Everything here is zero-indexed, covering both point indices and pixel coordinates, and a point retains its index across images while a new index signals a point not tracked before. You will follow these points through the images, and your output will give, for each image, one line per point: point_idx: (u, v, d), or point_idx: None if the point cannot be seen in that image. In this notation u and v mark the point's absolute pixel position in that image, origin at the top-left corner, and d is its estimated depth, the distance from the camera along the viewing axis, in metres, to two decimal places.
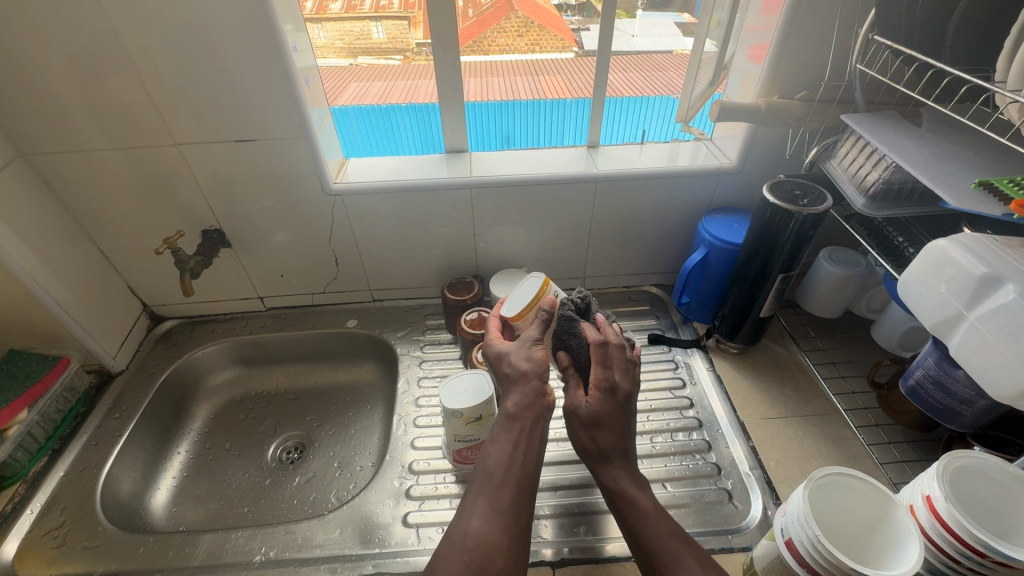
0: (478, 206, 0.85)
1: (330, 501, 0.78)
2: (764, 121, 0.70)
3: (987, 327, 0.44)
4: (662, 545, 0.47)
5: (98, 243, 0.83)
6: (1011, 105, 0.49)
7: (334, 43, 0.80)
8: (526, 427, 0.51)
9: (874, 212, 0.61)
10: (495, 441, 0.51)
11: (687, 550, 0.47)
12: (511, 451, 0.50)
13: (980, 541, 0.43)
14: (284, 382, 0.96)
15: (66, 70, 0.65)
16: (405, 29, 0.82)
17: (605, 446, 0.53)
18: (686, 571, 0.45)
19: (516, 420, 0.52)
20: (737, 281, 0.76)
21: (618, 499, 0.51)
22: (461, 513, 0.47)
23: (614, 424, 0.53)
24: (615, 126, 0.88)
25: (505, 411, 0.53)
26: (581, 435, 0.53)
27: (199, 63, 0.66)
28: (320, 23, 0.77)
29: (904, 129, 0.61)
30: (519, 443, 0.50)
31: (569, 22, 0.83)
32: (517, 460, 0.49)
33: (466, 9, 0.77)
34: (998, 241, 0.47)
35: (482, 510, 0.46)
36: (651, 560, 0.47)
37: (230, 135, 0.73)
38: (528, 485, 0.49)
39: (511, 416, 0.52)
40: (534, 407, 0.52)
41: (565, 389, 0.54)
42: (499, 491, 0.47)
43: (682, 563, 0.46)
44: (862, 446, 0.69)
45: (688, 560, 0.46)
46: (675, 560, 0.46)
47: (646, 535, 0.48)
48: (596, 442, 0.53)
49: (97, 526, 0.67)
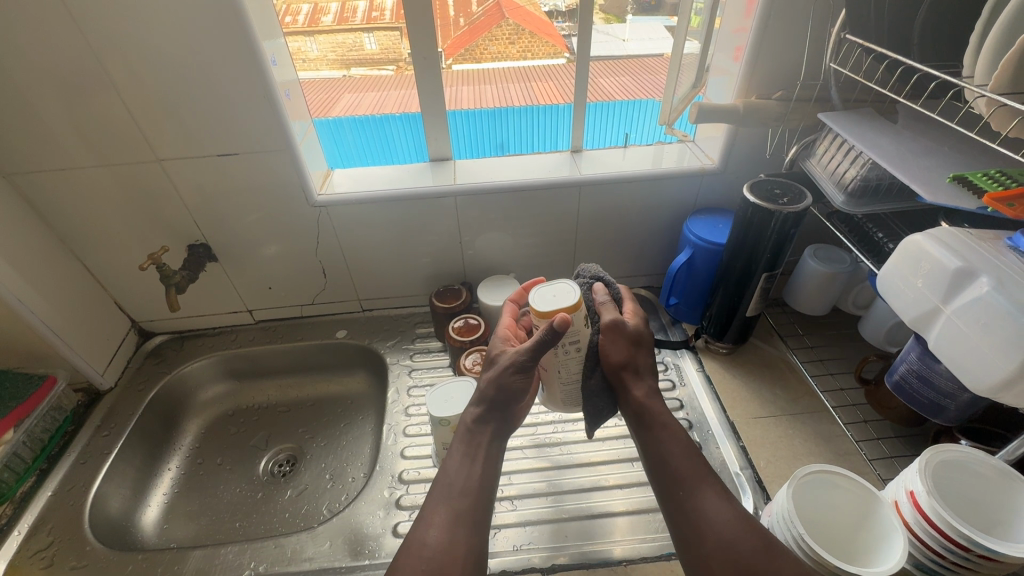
0: (464, 213, 0.85)
1: (322, 513, 0.77)
2: (743, 121, 0.71)
3: (963, 321, 0.44)
4: (689, 473, 0.51)
5: (84, 260, 0.83)
6: (979, 99, 0.49)
7: (326, 55, 0.81)
8: (481, 442, 0.55)
9: (853, 208, 0.61)
10: (455, 454, 0.54)
11: (710, 482, 0.50)
12: (467, 465, 0.53)
13: (961, 535, 0.43)
14: (275, 395, 0.96)
15: (47, 89, 0.65)
16: (396, 39, 0.78)
17: (639, 366, 0.58)
18: (711, 501, 0.48)
19: (475, 435, 0.55)
20: (722, 281, 0.76)
21: (646, 416, 0.56)
22: (421, 521, 0.49)
23: (649, 349, 0.59)
24: (597, 130, 0.89)
25: (466, 424, 0.56)
26: (630, 351, 0.57)
27: (180, 79, 0.67)
28: (312, 36, 0.77)
29: (881, 126, 0.61)
30: (476, 459, 0.53)
31: (560, 27, 0.80)
32: (473, 475, 0.52)
33: (455, 18, 0.77)
34: (972, 235, 0.47)
35: (439, 521, 0.48)
36: (674, 487, 0.51)
37: (211, 149, 0.74)
38: (485, 499, 0.51)
39: (470, 432, 0.55)
40: (491, 424, 0.56)
41: (611, 312, 0.56)
42: (458, 501, 0.50)
43: (704, 494, 0.49)
44: (852, 443, 0.69)
45: (712, 491, 0.49)
46: (699, 491, 0.49)
47: (672, 461, 0.52)
48: (637, 363, 0.57)
49: (85, 545, 0.67)
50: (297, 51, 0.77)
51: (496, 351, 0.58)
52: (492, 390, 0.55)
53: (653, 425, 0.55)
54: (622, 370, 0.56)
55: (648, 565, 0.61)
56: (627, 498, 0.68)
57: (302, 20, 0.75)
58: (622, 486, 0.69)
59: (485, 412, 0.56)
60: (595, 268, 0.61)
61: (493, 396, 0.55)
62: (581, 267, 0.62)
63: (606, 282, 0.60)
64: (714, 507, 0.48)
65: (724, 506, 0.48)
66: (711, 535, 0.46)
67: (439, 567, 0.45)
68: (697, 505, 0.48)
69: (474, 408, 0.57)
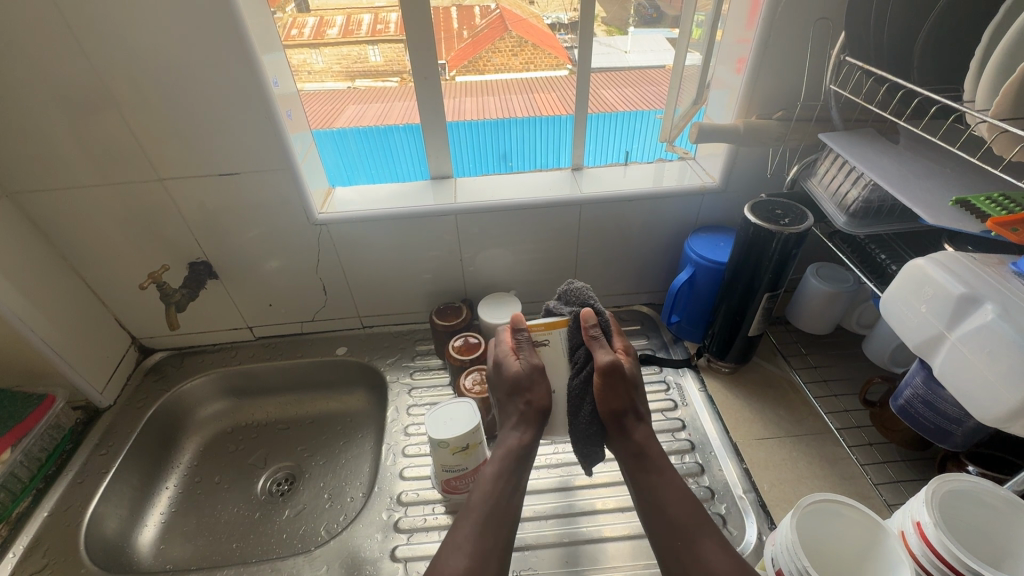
0: (465, 230, 0.85)
1: (320, 534, 0.77)
2: (743, 140, 0.71)
3: (968, 348, 0.44)
4: (689, 524, 0.50)
5: (85, 277, 0.83)
6: (981, 123, 0.49)
7: (331, 67, 0.81)
8: (522, 468, 0.55)
9: (855, 229, 0.60)
10: (491, 477, 0.54)
11: (711, 533, 0.50)
12: (505, 491, 0.53)
13: (969, 569, 0.42)
14: (274, 412, 0.96)
15: (53, 111, 0.66)
16: (401, 51, 0.77)
17: (639, 409, 0.57)
18: (709, 551, 0.48)
19: (517, 462, 0.55)
20: (724, 299, 0.76)
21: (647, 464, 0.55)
22: (452, 548, 0.49)
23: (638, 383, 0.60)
24: (597, 147, 0.90)
25: (511, 447, 0.56)
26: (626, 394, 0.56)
27: (184, 100, 0.67)
28: (317, 49, 0.78)
29: (882, 147, 0.61)
30: (516, 485, 0.54)
31: (560, 40, 0.80)
32: (511, 504, 0.53)
33: (458, 29, 0.78)
34: (976, 261, 0.46)
35: (470, 549, 0.49)
36: (672, 537, 0.50)
37: (214, 168, 0.74)
38: (516, 528, 0.53)
39: (517, 456, 0.56)
40: (533, 448, 0.57)
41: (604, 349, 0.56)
42: (494, 531, 0.50)
43: (703, 545, 0.49)
44: (857, 466, 0.68)
45: (712, 542, 0.49)
46: (699, 542, 0.49)
47: (671, 509, 0.52)
48: (636, 405, 0.57)
49: (80, 567, 0.66)
50: (301, 63, 0.78)
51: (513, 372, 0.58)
52: (541, 407, 0.57)
53: (651, 469, 0.54)
54: (621, 415, 0.56)
55: None
56: (629, 522, 0.67)
57: (308, 32, 0.76)
58: (623, 510, 0.68)
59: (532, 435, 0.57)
60: (587, 290, 0.60)
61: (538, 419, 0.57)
62: (570, 288, 0.60)
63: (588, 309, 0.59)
64: (715, 558, 0.48)
65: (724, 558, 0.48)
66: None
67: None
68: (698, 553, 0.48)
69: (518, 432, 0.57)
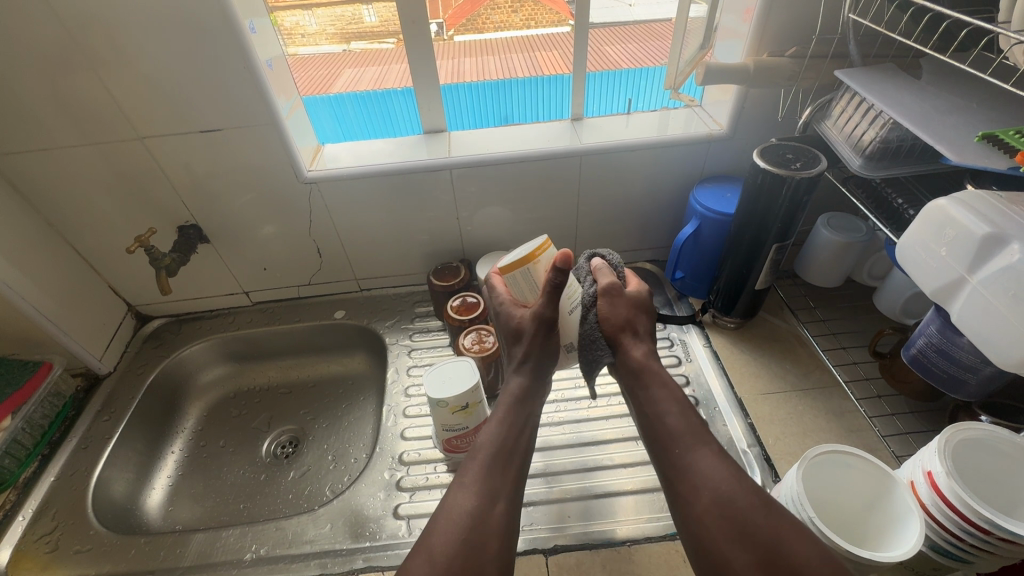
0: (461, 187, 0.81)
1: (325, 494, 0.77)
2: (753, 81, 0.66)
3: (991, 292, 0.41)
4: (686, 433, 0.50)
5: (74, 244, 0.81)
6: (1016, 48, 0.46)
7: (326, 29, 0.78)
8: (529, 410, 0.57)
9: (871, 172, 0.57)
10: (497, 419, 0.55)
11: (707, 444, 0.49)
12: (511, 433, 0.54)
13: (982, 518, 0.41)
14: (276, 376, 0.95)
15: (20, 67, 0.62)
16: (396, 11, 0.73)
17: (639, 328, 0.59)
18: (705, 461, 0.48)
19: (522, 405, 0.57)
20: (730, 252, 0.73)
21: (641, 378, 0.56)
22: (454, 490, 0.49)
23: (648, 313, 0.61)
24: (599, 98, 0.84)
25: (512, 395, 0.57)
26: (629, 310, 0.59)
27: (154, 51, 0.63)
28: (310, 10, 0.74)
29: (903, 83, 0.57)
30: (522, 426, 0.55)
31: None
32: (520, 442, 0.54)
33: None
34: (1003, 198, 0.43)
35: (478, 489, 0.48)
36: (669, 446, 0.50)
37: (194, 125, 0.70)
38: (525, 467, 0.53)
39: (518, 400, 0.57)
40: (539, 390, 0.59)
41: (607, 277, 0.59)
42: (503, 470, 0.50)
43: (701, 453, 0.49)
44: (865, 418, 0.67)
45: (709, 452, 0.48)
46: (695, 450, 0.49)
47: (670, 421, 0.52)
48: (635, 324, 0.59)
49: (89, 529, 0.67)
50: (294, 26, 0.75)
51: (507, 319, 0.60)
52: (536, 352, 0.58)
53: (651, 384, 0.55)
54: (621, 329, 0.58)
55: (653, 545, 0.59)
56: (633, 477, 0.66)
57: None
58: (626, 465, 0.68)
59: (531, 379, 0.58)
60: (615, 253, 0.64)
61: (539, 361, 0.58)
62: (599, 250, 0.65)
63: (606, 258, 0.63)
64: (709, 465, 0.47)
65: (720, 467, 0.47)
66: (707, 492, 0.46)
67: (476, 540, 0.45)
68: (694, 462, 0.48)
69: (520, 377, 0.58)
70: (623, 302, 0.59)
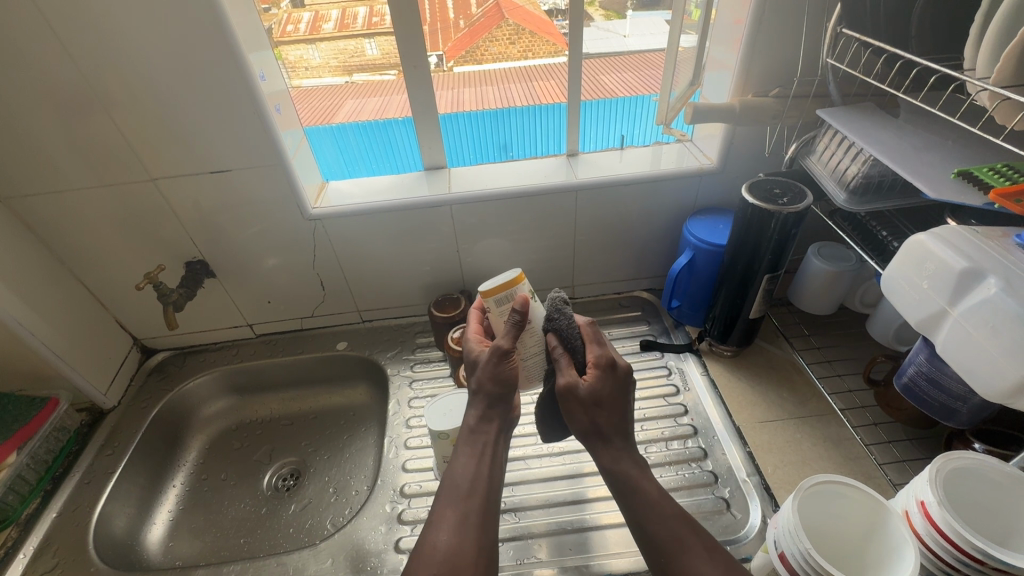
0: (462, 221, 0.84)
1: (326, 527, 0.77)
2: (739, 120, 0.70)
3: (971, 324, 0.43)
4: (671, 537, 0.46)
5: (83, 280, 0.83)
6: (982, 92, 0.49)
7: (329, 62, 0.80)
8: (486, 442, 0.52)
9: (856, 207, 0.59)
10: (464, 454, 0.51)
11: (694, 544, 0.45)
12: (481, 468, 0.50)
13: (975, 548, 0.42)
14: (278, 408, 0.96)
15: (44, 117, 0.66)
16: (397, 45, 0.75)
17: (606, 428, 0.51)
18: (696, 565, 0.43)
19: (476, 437, 0.52)
20: (723, 282, 0.75)
21: (623, 478, 0.49)
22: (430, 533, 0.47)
23: (614, 405, 0.51)
24: (593, 132, 0.88)
25: (468, 426, 0.53)
26: (591, 413, 0.50)
27: (168, 98, 0.66)
28: (314, 44, 0.78)
29: (881, 121, 0.60)
30: (484, 456, 0.51)
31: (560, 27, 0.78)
32: (486, 477, 0.50)
33: (455, 20, 0.78)
34: (979, 234, 0.45)
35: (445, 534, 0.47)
36: (659, 557, 0.45)
37: (203, 166, 0.73)
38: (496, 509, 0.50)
39: (473, 432, 0.53)
40: (496, 421, 0.53)
41: (567, 373, 0.51)
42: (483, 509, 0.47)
43: (689, 559, 0.44)
44: (862, 446, 0.67)
45: (697, 554, 0.44)
46: (684, 555, 0.44)
47: (652, 525, 0.47)
48: (599, 423, 0.50)
49: (89, 565, 0.67)
50: (298, 60, 0.78)
51: (474, 354, 0.56)
52: (491, 384, 0.53)
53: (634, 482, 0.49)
54: (596, 430, 0.51)
55: None
56: None
57: (303, 28, 0.77)
58: (627, 496, 0.68)
59: (488, 410, 0.53)
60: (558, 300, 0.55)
61: (494, 394, 0.53)
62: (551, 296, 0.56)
63: (561, 331, 0.53)
64: (702, 569, 0.43)
65: (713, 569, 0.43)
66: None
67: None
68: (687, 567, 0.44)
69: (476, 408, 0.54)
70: (585, 401, 0.50)
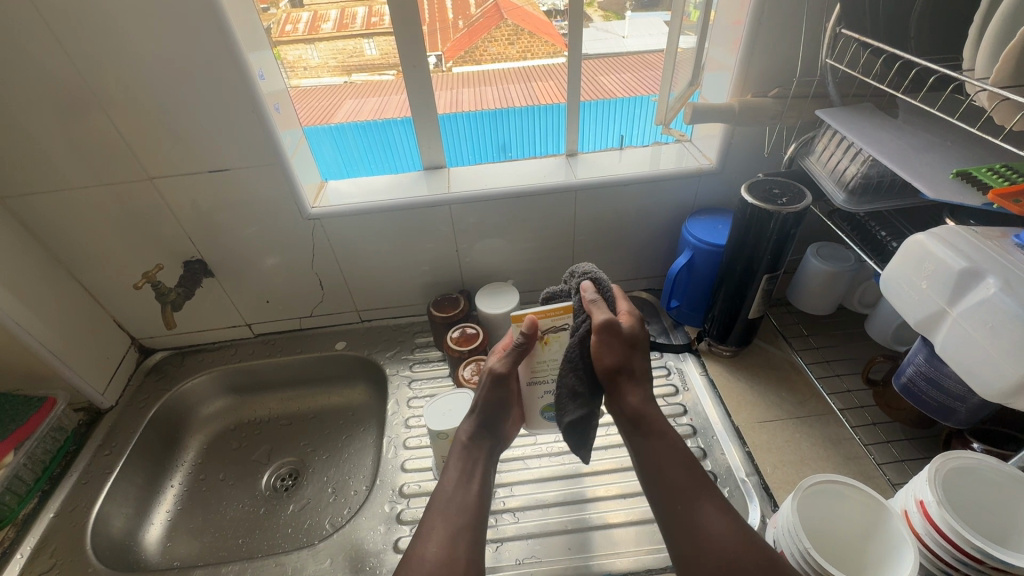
0: (462, 221, 0.84)
1: (324, 528, 0.77)
2: (739, 120, 0.70)
3: (970, 323, 0.43)
4: (687, 488, 0.48)
5: (81, 280, 0.83)
6: (981, 93, 0.49)
7: (328, 62, 0.80)
8: (479, 457, 0.56)
9: (854, 207, 0.59)
10: (452, 470, 0.55)
11: (710, 496, 0.47)
12: (464, 481, 0.53)
13: (973, 547, 0.42)
14: (277, 408, 0.96)
15: (42, 116, 0.66)
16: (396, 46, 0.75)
17: (636, 369, 0.53)
18: (707, 515, 0.46)
19: (472, 453, 0.56)
20: (722, 281, 0.75)
21: (644, 427, 0.51)
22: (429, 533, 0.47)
23: (646, 350, 0.54)
24: (592, 132, 0.88)
25: (461, 442, 0.57)
26: (624, 353, 0.52)
27: (166, 97, 0.66)
28: (313, 43, 0.77)
29: (880, 121, 0.60)
30: (472, 476, 0.54)
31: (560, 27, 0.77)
32: (471, 492, 0.52)
33: (454, 20, 0.78)
34: (978, 234, 0.46)
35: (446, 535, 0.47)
36: (673, 500, 0.48)
37: (201, 165, 0.73)
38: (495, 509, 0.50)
39: (467, 447, 0.57)
40: (486, 443, 0.57)
41: (603, 312, 0.52)
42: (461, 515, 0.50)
43: (702, 507, 0.47)
44: (861, 446, 0.67)
45: (712, 505, 0.47)
46: (698, 503, 0.47)
47: (667, 473, 0.49)
48: (632, 365, 0.53)
49: (87, 565, 0.66)
50: (296, 59, 0.78)
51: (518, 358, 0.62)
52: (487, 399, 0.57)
53: (649, 433, 0.51)
54: (617, 373, 0.52)
55: None
56: (633, 508, 0.67)
57: (303, 28, 0.76)
58: (626, 495, 0.68)
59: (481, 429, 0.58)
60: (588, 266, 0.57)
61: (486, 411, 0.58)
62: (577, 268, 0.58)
63: (596, 281, 0.56)
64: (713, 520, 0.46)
65: (723, 520, 0.46)
66: (712, 549, 0.44)
67: None
68: (697, 517, 0.46)
69: (470, 426, 0.58)
70: (620, 340, 0.52)
